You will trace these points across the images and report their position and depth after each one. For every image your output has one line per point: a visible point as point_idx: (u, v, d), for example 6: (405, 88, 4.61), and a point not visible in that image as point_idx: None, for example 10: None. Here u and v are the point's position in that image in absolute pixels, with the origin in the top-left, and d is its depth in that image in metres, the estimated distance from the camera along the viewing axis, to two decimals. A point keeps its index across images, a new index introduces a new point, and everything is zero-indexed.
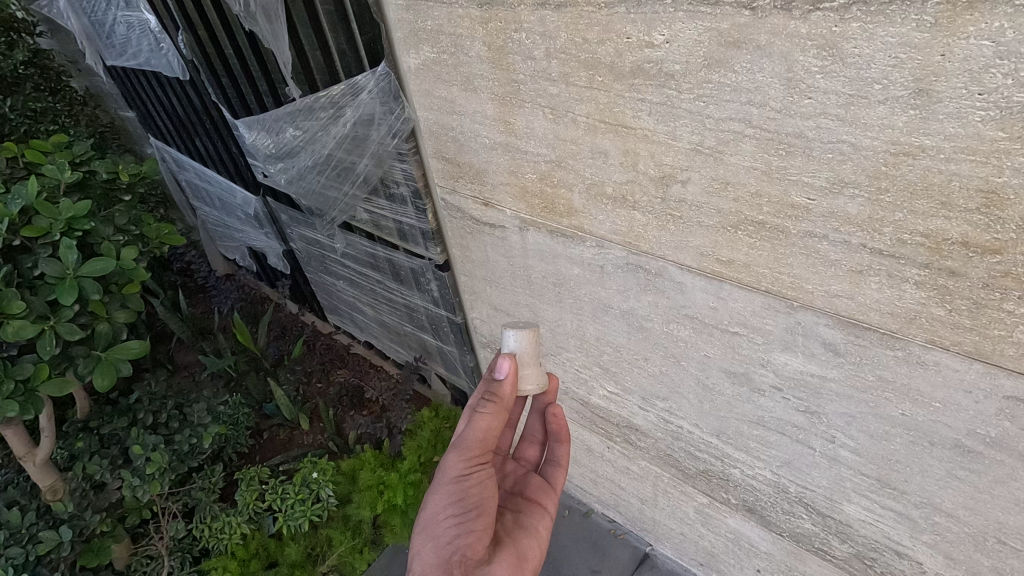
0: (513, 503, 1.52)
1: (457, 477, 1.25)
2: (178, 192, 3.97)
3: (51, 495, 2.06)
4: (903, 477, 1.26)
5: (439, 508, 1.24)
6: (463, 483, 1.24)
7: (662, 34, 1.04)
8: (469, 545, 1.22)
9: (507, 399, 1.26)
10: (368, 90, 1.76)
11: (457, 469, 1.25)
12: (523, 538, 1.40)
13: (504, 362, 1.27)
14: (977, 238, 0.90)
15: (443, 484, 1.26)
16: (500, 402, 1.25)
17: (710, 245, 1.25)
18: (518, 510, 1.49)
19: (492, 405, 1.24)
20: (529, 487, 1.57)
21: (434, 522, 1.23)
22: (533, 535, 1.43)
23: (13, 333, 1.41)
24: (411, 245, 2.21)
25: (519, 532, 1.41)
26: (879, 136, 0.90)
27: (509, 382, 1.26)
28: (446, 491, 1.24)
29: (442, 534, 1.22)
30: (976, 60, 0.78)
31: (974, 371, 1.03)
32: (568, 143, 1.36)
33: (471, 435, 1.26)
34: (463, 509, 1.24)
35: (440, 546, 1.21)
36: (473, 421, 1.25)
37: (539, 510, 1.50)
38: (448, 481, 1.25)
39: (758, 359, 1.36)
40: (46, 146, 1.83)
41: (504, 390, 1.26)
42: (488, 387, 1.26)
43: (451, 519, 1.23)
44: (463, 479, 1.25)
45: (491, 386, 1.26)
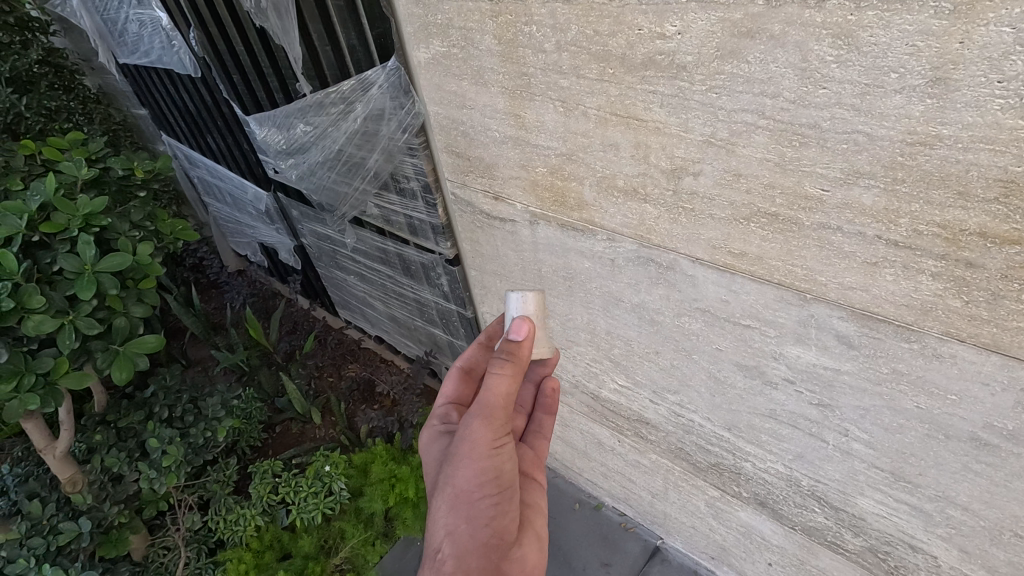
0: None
1: (488, 452, 1.21)
2: (190, 188, 4.00)
3: (71, 487, 2.11)
4: (918, 470, 1.25)
5: (471, 486, 1.19)
6: (495, 459, 1.21)
7: (674, 25, 1.04)
8: (503, 522, 1.22)
9: (524, 361, 1.26)
10: (378, 85, 1.76)
11: (487, 444, 1.21)
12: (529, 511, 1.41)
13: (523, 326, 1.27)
14: (995, 228, 0.89)
15: (473, 460, 1.20)
16: (518, 366, 1.23)
17: (722, 237, 1.24)
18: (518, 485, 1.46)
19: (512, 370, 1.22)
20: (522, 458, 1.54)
21: (467, 503, 1.19)
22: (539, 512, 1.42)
23: (34, 328, 1.44)
24: (421, 240, 2.21)
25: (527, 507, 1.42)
26: (895, 125, 0.89)
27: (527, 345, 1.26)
28: (477, 469, 1.19)
29: (475, 514, 1.19)
30: (995, 47, 0.76)
31: (992, 364, 1.02)
32: (579, 136, 1.36)
33: (496, 404, 1.22)
34: (495, 486, 1.21)
35: (476, 527, 1.19)
36: (498, 389, 1.21)
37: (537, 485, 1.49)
38: (478, 456, 1.20)
39: (771, 352, 1.35)
40: (63, 143, 1.86)
41: (522, 352, 1.25)
42: (509, 350, 1.25)
43: (485, 497, 1.20)
44: (494, 453, 1.21)
45: (510, 347, 1.25)
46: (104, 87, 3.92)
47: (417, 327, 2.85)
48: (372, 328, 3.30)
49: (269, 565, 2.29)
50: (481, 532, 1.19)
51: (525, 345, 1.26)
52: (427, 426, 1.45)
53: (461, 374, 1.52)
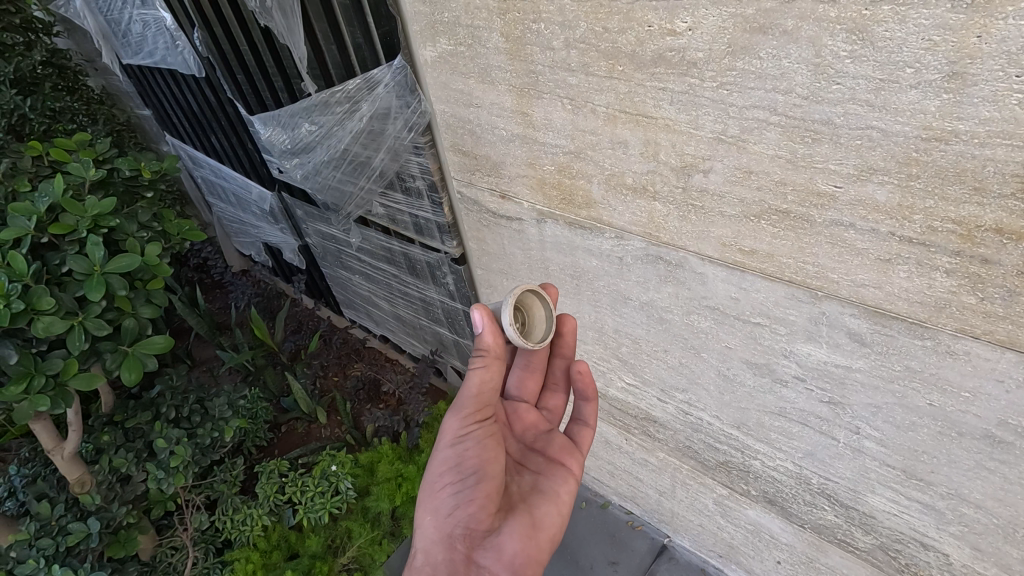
0: (532, 465, 1.46)
1: (452, 440, 1.29)
2: (194, 188, 4.01)
3: (78, 488, 2.10)
4: (930, 468, 1.25)
5: (436, 474, 1.29)
6: (458, 450, 1.28)
7: (685, 21, 1.03)
8: (470, 512, 1.26)
9: (494, 350, 1.24)
10: (384, 84, 1.76)
11: (451, 433, 1.29)
12: (535, 500, 1.38)
13: (476, 315, 1.21)
14: (1011, 224, 0.88)
15: (441, 452, 1.29)
16: (490, 356, 1.24)
17: (733, 235, 1.24)
18: (537, 474, 1.44)
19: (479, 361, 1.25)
20: (551, 445, 1.50)
21: (435, 496, 1.28)
22: (550, 501, 1.39)
23: (44, 329, 1.44)
24: (427, 239, 2.21)
25: (536, 496, 1.39)
26: (911, 121, 0.89)
27: (490, 335, 1.22)
28: (442, 457, 1.29)
29: (442, 504, 1.27)
30: (1014, 40, 0.75)
31: (1007, 361, 1.01)
32: (587, 134, 1.35)
33: (466, 394, 1.28)
34: (460, 474, 1.28)
35: (442, 516, 1.26)
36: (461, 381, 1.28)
37: (560, 473, 1.45)
38: (443, 444, 1.30)
39: (781, 350, 1.34)
40: (70, 144, 1.86)
41: (487, 343, 1.23)
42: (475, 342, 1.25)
43: (450, 487, 1.27)
44: (459, 442, 1.29)
45: (477, 342, 1.24)
46: (107, 88, 3.93)
47: (422, 326, 2.85)
48: (377, 327, 3.29)
49: (276, 565, 2.28)
50: (446, 521, 1.25)
51: (488, 335, 1.22)
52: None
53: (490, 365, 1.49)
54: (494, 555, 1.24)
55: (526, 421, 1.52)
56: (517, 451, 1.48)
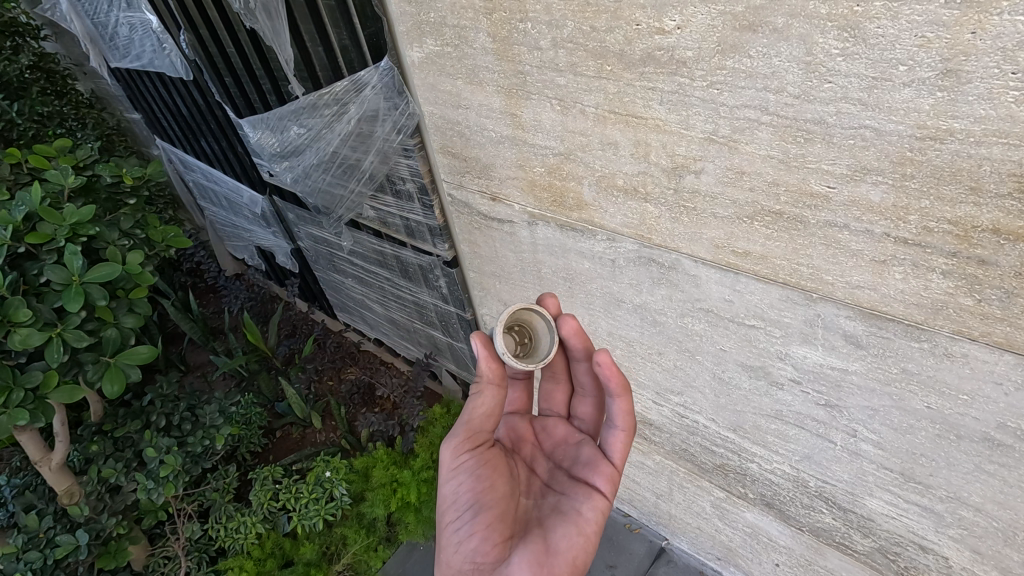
0: (557, 486, 1.38)
1: (449, 473, 1.27)
2: (185, 192, 3.97)
3: (68, 499, 2.06)
4: (929, 471, 1.23)
5: (442, 510, 1.29)
6: (453, 483, 1.27)
7: (674, 19, 1.01)
8: (476, 544, 1.22)
9: (491, 375, 1.22)
10: (372, 86, 1.73)
11: (446, 465, 1.27)
12: (550, 523, 1.28)
13: (475, 345, 1.20)
14: (1008, 224, 0.86)
15: (440, 487, 1.29)
16: (487, 382, 1.23)
17: (725, 236, 1.21)
18: (560, 494, 1.36)
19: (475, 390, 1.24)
20: (579, 462, 1.39)
21: (442, 531, 1.28)
22: (570, 521, 1.28)
23: (21, 342, 1.40)
24: (419, 242, 2.19)
25: (554, 517, 1.29)
26: (904, 120, 0.86)
27: (485, 360, 1.21)
28: (443, 492, 1.28)
29: (450, 537, 1.25)
30: (1010, 36, 0.73)
31: (1005, 363, 0.99)
32: (577, 134, 1.32)
33: (460, 420, 1.27)
34: (461, 507, 1.26)
35: (450, 548, 1.24)
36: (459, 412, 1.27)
37: (585, 490, 1.33)
38: (442, 479, 1.28)
39: (776, 352, 1.32)
40: (50, 150, 1.81)
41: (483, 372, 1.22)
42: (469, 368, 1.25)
43: (453, 521, 1.26)
44: (454, 475, 1.27)
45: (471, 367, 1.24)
46: (97, 92, 3.89)
47: (415, 329, 2.82)
48: (371, 330, 3.27)
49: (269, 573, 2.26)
50: (454, 555, 1.23)
51: (484, 361, 1.21)
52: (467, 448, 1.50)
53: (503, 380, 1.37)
54: None
55: (557, 438, 1.48)
56: (544, 471, 1.43)
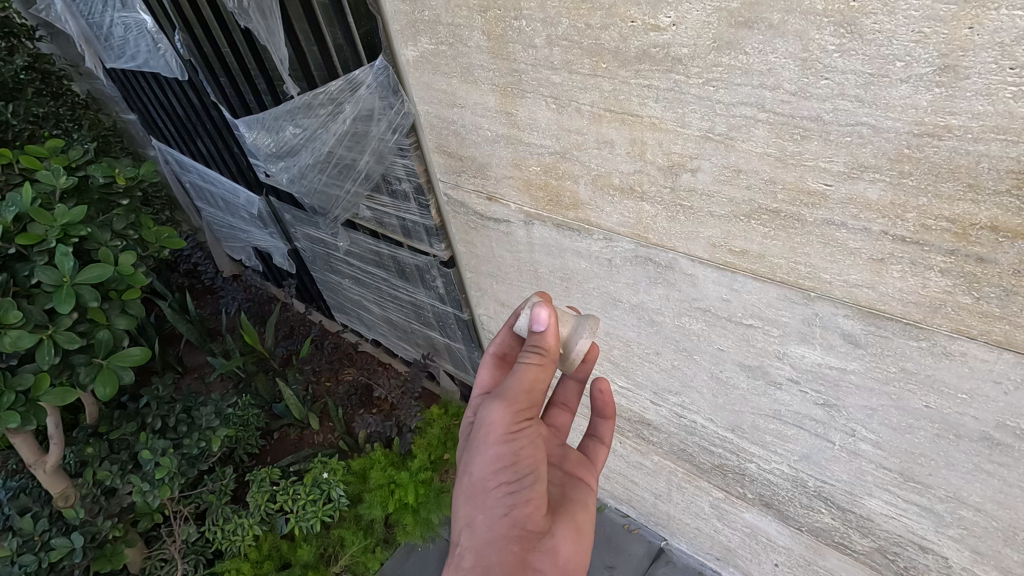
0: (554, 474, 1.31)
1: (506, 436, 1.05)
2: (182, 193, 3.96)
3: (63, 503, 2.06)
4: (928, 471, 1.22)
5: (486, 475, 1.06)
6: (512, 446, 1.06)
7: (669, 16, 1.00)
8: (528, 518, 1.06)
9: (553, 353, 1.10)
10: (367, 85, 1.72)
11: (502, 427, 1.05)
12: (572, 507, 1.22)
13: (540, 310, 1.09)
14: (1007, 222, 0.85)
15: (488, 449, 1.06)
16: (548, 357, 1.09)
17: (722, 235, 1.20)
18: (560, 483, 1.29)
19: (539, 360, 1.07)
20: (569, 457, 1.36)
21: (482, 496, 1.06)
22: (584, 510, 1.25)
23: (12, 344, 1.39)
24: (415, 242, 2.18)
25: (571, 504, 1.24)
26: (901, 117, 0.85)
27: (552, 334, 1.09)
28: (491, 456, 1.05)
29: (496, 507, 1.05)
30: (1008, 31, 0.72)
31: (1004, 362, 0.98)
32: (572, 133, 1.32)
33: (524, 385, 1.06)
34: (519, 476, 1.07)
35: (496, 519, 1.05)
36: (520, 375, 1.07)
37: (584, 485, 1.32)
38: (494, 440, 1.06)
39: (774, 352, 1.31)
40: (42, 151, 1.80)
41: (550, 343, 1.09)
42: (532, 340, 1.09)
43: (505, 487, 1.06)
44: (513, 438, 1.06)
45: (536, 338, 1.09)
46: (93, 93, 3.88)
47: (413, 329, 2.80)
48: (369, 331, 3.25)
49: None
50: (501, 527, 1.04)
51: (548, 335, 1.09)
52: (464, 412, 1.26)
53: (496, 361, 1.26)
54: (552, 559, 1.07)
55: None
56: None
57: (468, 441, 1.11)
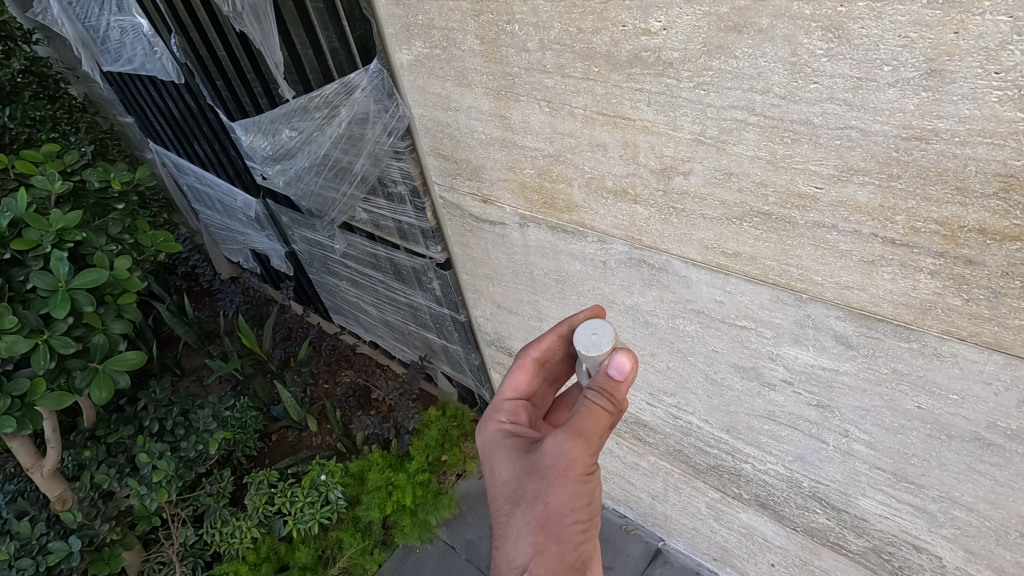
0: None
1: (584, 476, 0.98)
2: (180, 196, 3.96)
3: (60, 506, 2.04)
4: (921, 471, 1.22)
5: (558, 509, 0.98)
6: (590, 485, 0.99)
7: (659, 20, 1.00)
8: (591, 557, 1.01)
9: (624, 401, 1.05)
10: (362, 89, 1.73)
11: (581, 465, 0.97)
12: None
13: (625, 360, 1.03)
14: (994, 225, 0.86)
15: (567, 483, 0.98)
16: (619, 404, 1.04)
17: (714, 237, 1.21)
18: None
19: (611, 405, 1.01)
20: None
21: (555, 529, 0.98)
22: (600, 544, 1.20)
23: (7, 349, 1.39)
24: (412, 244, 2.18)
25: None
26: (890, 121, 0.86)
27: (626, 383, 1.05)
28: (570, 490, 0.98)
29: (565, 544, 0.98)
30: (992, 36, 0.73)
31: (994, 363, 0.98)
32: (565, 136, 1.32)
33: (601, 427, 1.00)
34: (588, 515, 1.00)
35: (564, 556, 0.98)
36: (594, 415, 0.99)
37: None
38: (573, 476, 0.98)
39: (768, 353, 1.32)
40: (37, 156, 1.80)
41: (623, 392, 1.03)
42: (606, 384, 1.03)
43: (579, 522, 0.99)
44: (592, 477, 0.99)
45: (614, 384, 1.03)
46: (91, 96, 3.88)
47: (410, 331, 2.81)
48: (366, 333, 3.25)
49: None
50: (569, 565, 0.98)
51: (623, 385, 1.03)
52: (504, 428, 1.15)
53: (533, 367, 1.24)
54: None
55: None
56: None
57: (536, 469, 1.01)
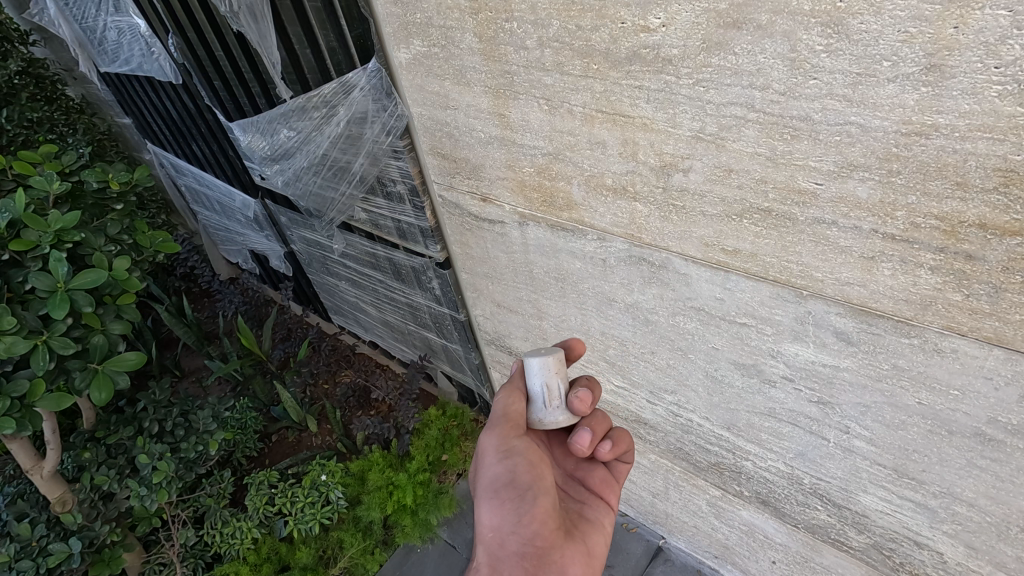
0: (575, 491, 1.38)
1: (499, 455, 1.23)
2: (178, 197, 3.95)
3: (61, 507, 2.04)
4: (921, 467, 1.22)
5: (490, 490, 1.23)
6: (505, 463, 1.22)
7: (658, 17, 1.00)
8: (533, 529, 1.19)
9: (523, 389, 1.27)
10: (360, 88, 1.73)
11: (494, 446, 1.24)
12: (585, 529, 1.29)
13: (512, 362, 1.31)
14: (995, 219, 0.86)
15: (487, 465, 1.24)
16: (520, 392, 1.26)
17: (714, 234, 1.21)
18: (580, 500, 1.36)
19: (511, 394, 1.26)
20: (594, 474, 1.41)
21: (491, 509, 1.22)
22: (596, 531, 1.30)
23: (6, 350, 1.39)
24: (411, 244, 2.18)
25: (585, 526, 1.30)
26: (890, 116, 0.86)
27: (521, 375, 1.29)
28: (492, 471, 1.23)
29: (502, 519, 1.20)
30: (992, 31, 0.73)
31: (994, 358, 0.99)
32: (564, 135, 1.32)
33: (503, 412, 1.25)
34: (517, 491, 1.21)
35: (505, 530, 1.19)
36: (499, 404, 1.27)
37: (601, 504, 1.36)
38: (491, 458, 1.24)
39: (768, 350, 1.32)
40: (35, 157, 1.79)
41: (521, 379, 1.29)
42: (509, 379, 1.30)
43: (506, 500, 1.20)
44: (505, 456, 1.23)
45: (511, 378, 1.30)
46: (88, 97, 3.88)
47: (410, 331, 2.80)
48: (366, 333, 3.25)
49: None
50: (510, 538, 1.18)
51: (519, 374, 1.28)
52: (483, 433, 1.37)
53: None
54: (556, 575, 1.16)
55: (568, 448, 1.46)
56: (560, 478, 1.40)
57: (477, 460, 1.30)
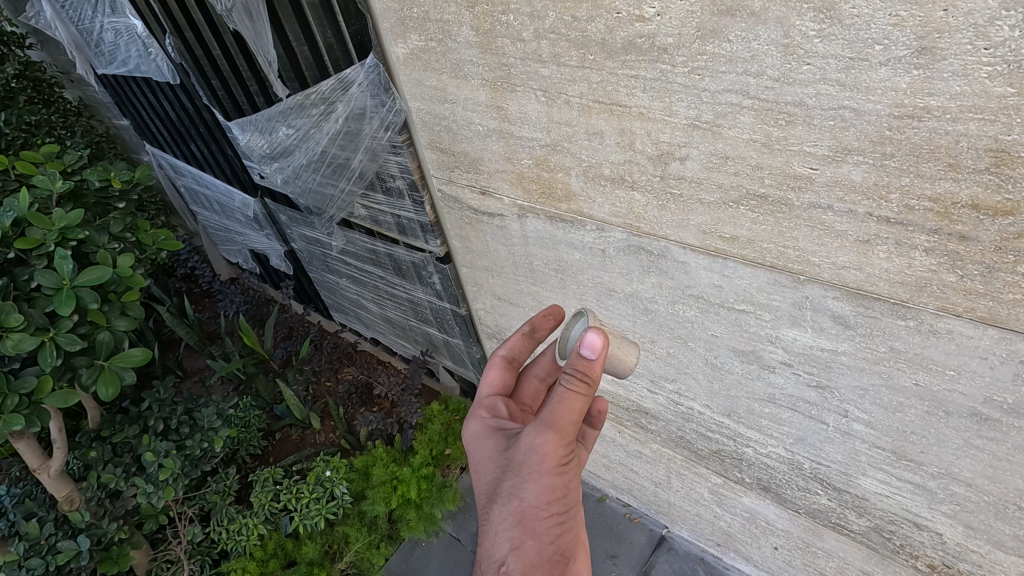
0: None
1: (559, 468, 1.04)
2: (178, 198, 3.96)
3: (67, 506, 2.05)
4: (919, 449, 1.24)
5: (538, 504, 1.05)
6: (564, 476, 1.05)
7: (653, 7, 1.01)
8: (568, 541, 1.09)
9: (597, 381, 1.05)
10: (358, 84, 1.73)
11: (556, 457, 1.04)
12: None
13: (591, 334, 1.02)
14: (987, 200, 0.87)
15: (539, 479, 1.04)
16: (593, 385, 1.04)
17: (711, 221, 1.22)
18: None
19: (586, 391, 1.03)
20: None
21: (530, 525, 1.06)
22: None
23: (14, 347, 1.40)
24: (411, 239, 2.19)
25: None
26: (883, 100, 0.87)
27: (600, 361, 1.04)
28: (545, 485, 1.04)
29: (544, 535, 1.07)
30: (981, 13, 0.74)
31: (989, 337, 1.00)
32: (562, 126, 1.33)
33: (567, 418, 1.03)
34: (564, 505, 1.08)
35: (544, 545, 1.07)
36: (567, 404, 1.03)
37: None
38: (547, 469, 1.04)
39: (767, 336, 1.33)
40: (36, 157, 1.81)
41: (597, 370, 1.04)
42: (577, 367, 1.03)
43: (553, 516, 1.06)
44: (564, 469, 1.05)
45: (584, 367, 1.03)
46: (86, 99, 3.88)
47: (411, 327, 2.81)
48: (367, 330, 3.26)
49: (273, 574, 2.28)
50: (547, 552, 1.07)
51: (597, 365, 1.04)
52: (475, 417, 1.26)
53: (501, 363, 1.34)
54: None
55: None
56: None
57: (514, 465, 1.08)
